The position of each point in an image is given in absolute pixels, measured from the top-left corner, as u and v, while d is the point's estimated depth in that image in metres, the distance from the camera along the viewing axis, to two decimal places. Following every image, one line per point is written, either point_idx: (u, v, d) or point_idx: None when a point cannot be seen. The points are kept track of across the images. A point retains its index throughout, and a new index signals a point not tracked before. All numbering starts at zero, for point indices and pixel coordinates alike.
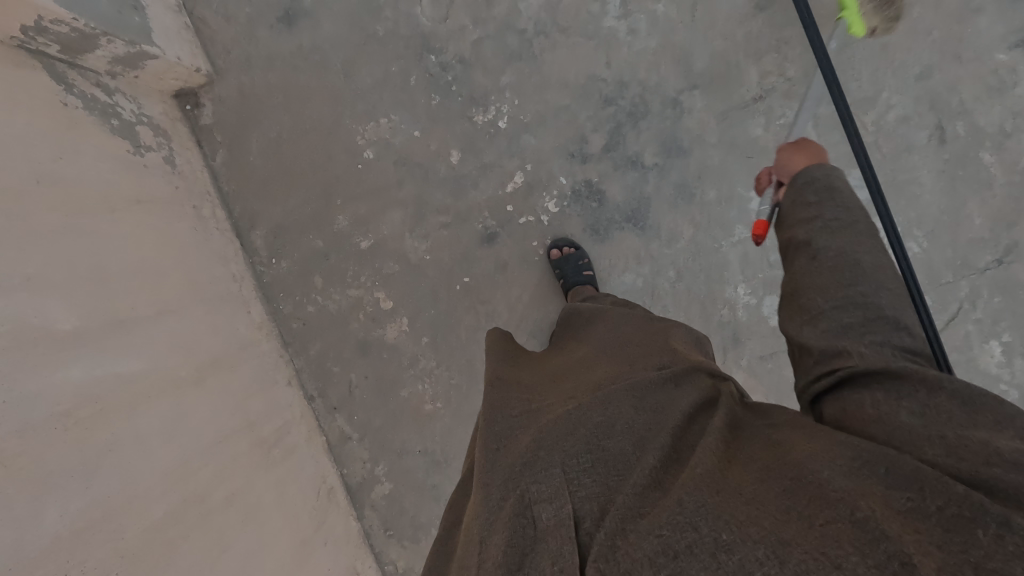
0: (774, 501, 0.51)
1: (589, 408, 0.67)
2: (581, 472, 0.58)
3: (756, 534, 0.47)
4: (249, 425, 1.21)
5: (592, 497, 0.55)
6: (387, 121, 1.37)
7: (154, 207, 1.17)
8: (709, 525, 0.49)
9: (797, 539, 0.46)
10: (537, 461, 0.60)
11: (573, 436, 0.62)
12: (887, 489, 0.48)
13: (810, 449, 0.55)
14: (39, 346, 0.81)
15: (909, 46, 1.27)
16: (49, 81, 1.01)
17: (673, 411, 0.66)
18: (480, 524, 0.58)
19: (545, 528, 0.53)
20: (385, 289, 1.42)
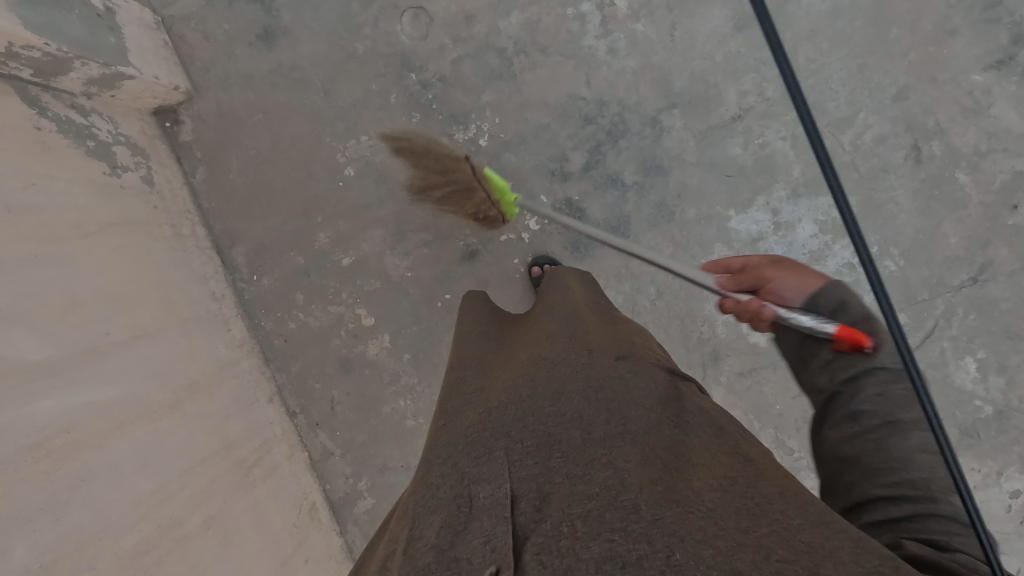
0: (733, 522, 0.48)
1: (541, 398, 0.68)
2: (524, 459, 0.59)
3: (711, 557, 0.43)
4: (227, 447, 1.21)
5: (530, 481, 0.56)
6: (367, 138, 1.37)
7: (130, 229, 1.16)
8: (662, 539, 0.46)
9: (748, 568, 0.42)
10: (480, 448, 0.62)
11: (520, 424, 0.64)
12: (854, 549, 0.45)
13: (769, 484, 0.53)
14: (5, 379, 0.81)
15: (885, 66, 1.28)
16: (20, 106, 1.00)
17: (630, 405, 0.66)
18: (417, 501, 0.59)
19: (481, 508, 0.54)
20: (366, 306, 1.42)
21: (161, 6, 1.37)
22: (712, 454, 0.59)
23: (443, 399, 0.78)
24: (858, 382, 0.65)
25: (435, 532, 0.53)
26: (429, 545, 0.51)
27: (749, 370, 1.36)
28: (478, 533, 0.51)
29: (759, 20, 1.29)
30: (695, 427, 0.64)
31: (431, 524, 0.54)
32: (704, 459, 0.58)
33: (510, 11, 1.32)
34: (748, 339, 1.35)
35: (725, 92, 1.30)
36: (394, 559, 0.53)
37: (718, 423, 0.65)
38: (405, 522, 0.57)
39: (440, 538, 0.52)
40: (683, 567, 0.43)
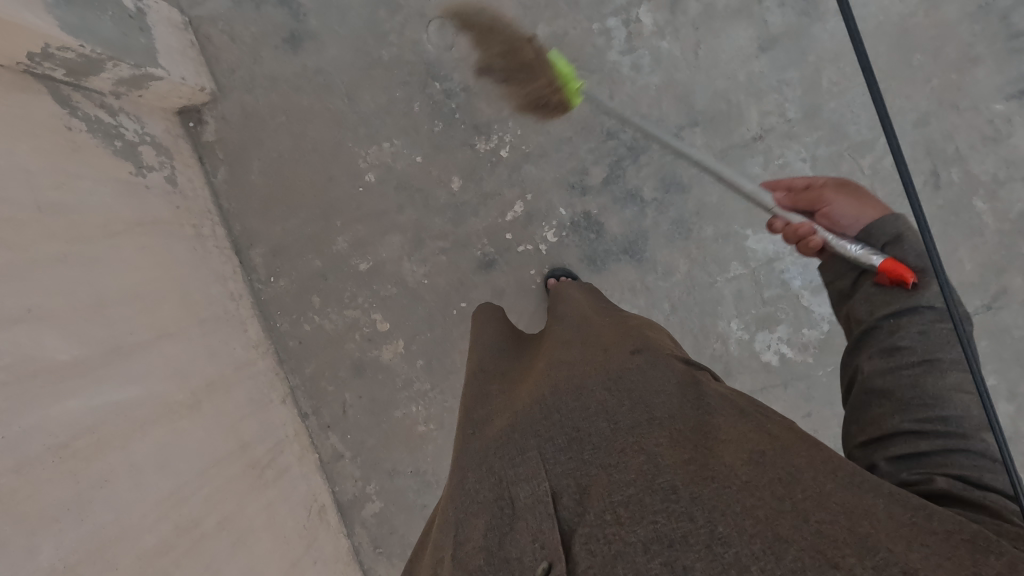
0: (769, 491, 0.50)
1: (561, 394, 0.69)
2: (558, 454, 0.61)
3: (753, 527, 0.47)
4: (242, 447, 1.22)
5: (567, 475, 0.58)
6: (389, 145, 1.38)
7: (153, 229, 1.17)
8: (704, 515, 0.49)
9: (789, 534, 0.46)
10: (512, 449, 0.64)
11: (547, 421, 0.66)
12: (889, 504, 0.48)
13: (797, 449, 0.55)
14: (34, 379, 0.82)
15: (907, 92, 1.28)
16: (52, 105, 1.01)
17: (649, 390, 0.67)
18: (456, 506, 0.63)
19: (524, 508, 0.57)
20: (382, 311, 1.43)
21: (188, 6, 1.37)
22: (738, 424, 0.60)
23: (463, 405, 0.80)
24: (898, 322, 0.65)
25: (484, 533, 0.57)
26: (478, 548, 0.56)
27: (760, 389, 1.37)
28: (526, 532, 0.55)
29: (784, 42, 1.29)
30: (715, 401, 0.64)
31: (476, 527, 0.58)
32: (733, 434, 0.58)
33: (536, 23, 1.33)
34: (761, 358, 1.36)
35: (747, 112, 1.31)
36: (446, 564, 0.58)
37: (736, 401, 0.66)
38: (449, 528, 0.61)
39: (491, 540, 0.56)
40: (729, 539, 0.47)
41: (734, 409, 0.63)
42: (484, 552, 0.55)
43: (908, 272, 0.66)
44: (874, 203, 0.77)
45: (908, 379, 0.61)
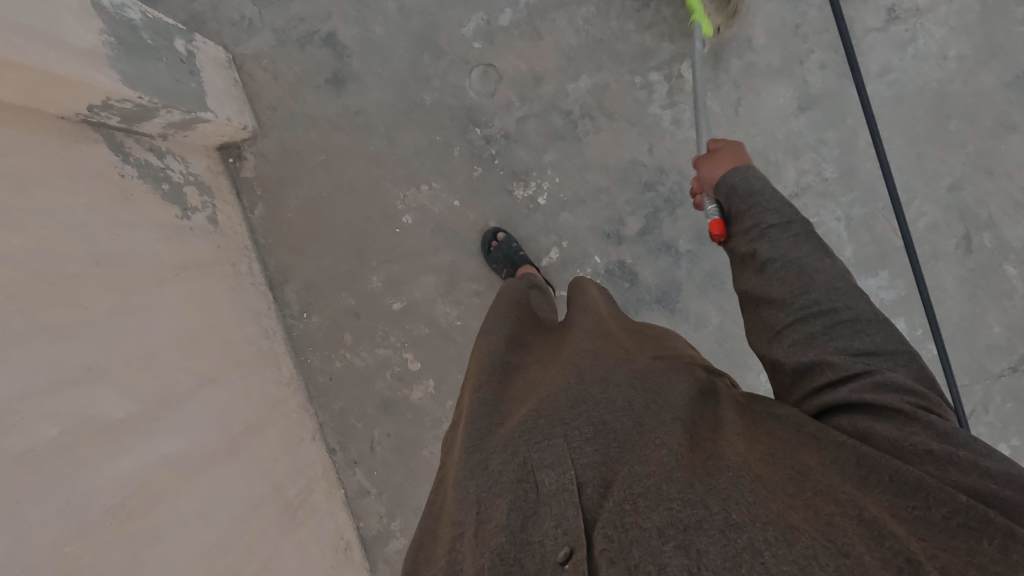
0: (782, 488, 0.52)
1: (587, 385, 0.68)
2: (584, 445, 0.58)
3: (766, 516, 0.47)
4: (276, 489, 1.22)
5: (594, 466, 0.56)
6: (428, 188, 1.39)
7: (197, 271, 1.17)
8: (719, 502, 0.49)
9: (804, 527, 0.46)
10: (538, 433, 0.61)
11: (574, 410, 0.63)
12: (894, 498, 0.49)
13: (807, 454, 0.57)
14: (92, 442, 0.82)
15: (943, 156, 1.30)
16: (107, 153, 1.02)
17: (673, 394, 0.67)
18: (476, 487, 0.59)
19: (548, 494, 0.53)
20: (414, 350, 1.44)
21: (232, 43, 1.37)
22: (749, 432, 0.63)
23: (479, 389, 0.76)
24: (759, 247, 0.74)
25: (504, 513, 0.53)
26: (499, 526, 0.52)
27: None
28: (549, 518, 0.51)
29: (823, 103, 1.31)
30: (727, 409, 0.67)
31: (496, 508, 0.55)
32: (744, 436, 0.61)
33: (579, 74, 1.33)
34: None
35: (784, 170, 1.32)
36: (463, 543, 0.54)
37: (750, 410, 0.68)
38: (469, 505, 0.57)
39: (510, 523, 0.52)
40: (742, 525, 0.46)
41: (746, 411, 0.68)
42: (500, 534, 0.51)
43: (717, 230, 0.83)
44: (731, 158, 0.88)
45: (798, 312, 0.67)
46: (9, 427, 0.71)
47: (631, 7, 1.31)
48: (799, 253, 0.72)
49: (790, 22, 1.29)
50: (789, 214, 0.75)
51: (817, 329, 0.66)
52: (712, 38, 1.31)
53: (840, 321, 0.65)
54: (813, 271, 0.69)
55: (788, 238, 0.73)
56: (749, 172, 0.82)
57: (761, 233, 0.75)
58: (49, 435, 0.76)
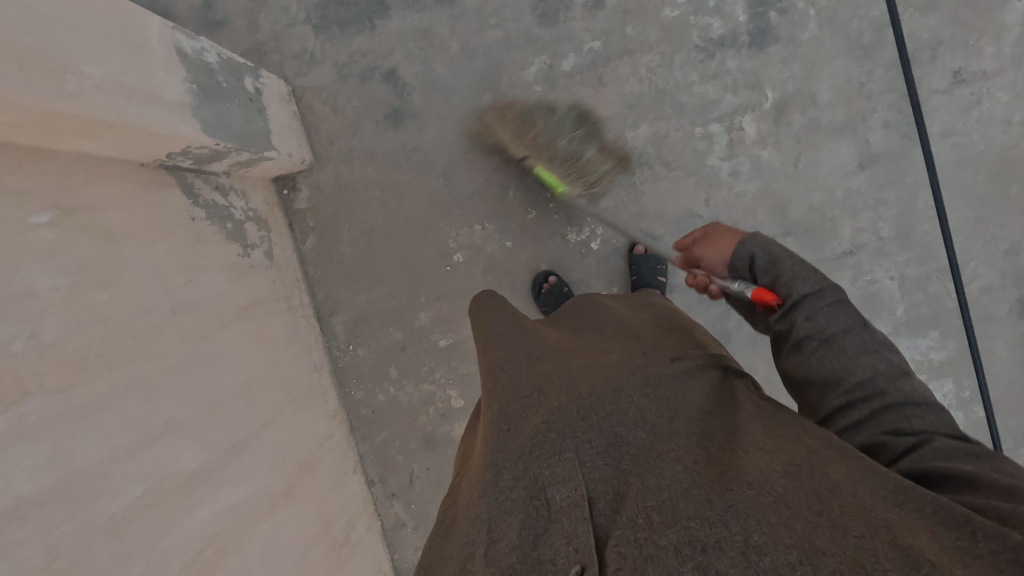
0: (806, 504, 0.50)
1: (599, 395, 0.66)
2: (596, 459, 0.58)
3: (790, 538, 0.46)
4: (325, 527, 1.23)
5: (604, 481, 0.56)
6: (481, 228, 1.39)
7: (257, 310, 1.18)
8: (739, 524, 0.48)
9: (830, 548, 0.44)
10: (549, 445, 0.59)
11: (586, 421, 0.62)
12: (933, 526, 0.47)
13: (828, 462, 0.56)
14: (170, 497, 0.83)
15: (1002, 221, 1.29)
16: (180, 197, 1.02)
17: (690, 409, 0.66)
18: (487, 502, 0.57)
19: (561, 511, 0.53)
20: (458, 387, 1.44)
21: (293, 75, 1.37)
22: (771, 439, 0.61)
23: (497, 385, 0.70)
24: (791, 317, 0.72)
25: (517, 532, 0.53)
26: (511, 547, 0.52)
27: None
28: (562, 535, 0.52)
29: (884, 161, 1.30)
30: (751, 416, 0.66)
31: (509, 523, 0.55)
32: (767, 442, 0.60)
33: (639, 122, 1.33)
34: None
35: (841, 227, 1.32)
36: (474, 561, 0.54)
37: (775, 416, 0.67)
38: (479, 520, 0.57)
39: (523, 539, 0.53)
40: (764, 549, 0.45)
41: (770, 419, 0.66)
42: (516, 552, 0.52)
43: (770, 296, 0.74)
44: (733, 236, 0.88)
45: (830, 368, 0.67)
46: (101, 492, 0.72)
47: (695, 57, 1.30)
48: (840, 330, 0.68)
49: (856, 79, 1.28)
50: (818, 284, 0.71)
51: (863, 415, 0.64)
52: (775, 92, 1.30)
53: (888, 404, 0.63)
54: (856, 352, 0.67)
55: (817, 316, 0.69)
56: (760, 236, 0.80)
57: (794, 307, 0.71)
58: (134, 496, 0.76)
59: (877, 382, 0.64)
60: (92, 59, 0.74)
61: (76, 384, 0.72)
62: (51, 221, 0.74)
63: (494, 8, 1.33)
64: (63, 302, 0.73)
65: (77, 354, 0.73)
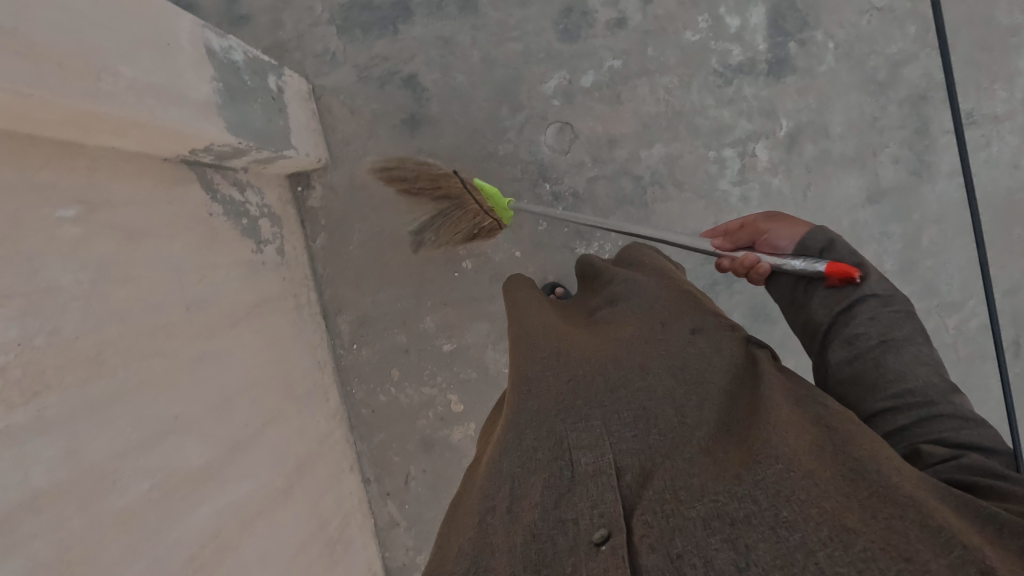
0: (831, 483, 0.50)
1: (626, 370, 0.69)
2: (622, 430, 0.60)
3: (819, 516, 0.46)
4: (321, 525, 1.24)
5: (631, 454, 0.57)
6: (491, 237, 1.40)
7: (266, 308, 1.19)
8: (769, 498, 0.48)
9: (859, 527, 0.45)
10: (574, 413, 0.63)
11: (613, 394, 0.65)
12: (959, 513, 0.48)
13: (853, 442, 0.55)
14: (176, 493, 0.84)
15: (1003, 261, 1.32)
16: (199, 193, 1.03)
17: (714, 392, 0.66)
18: (511, 462, 0.59)
19: (586, 475, 0.55)
20: (459, 393, 1.46)
21: (314, 75, 1.38)
22: (795, 416, 0.60)
23: (524, 363, 0.73)
24: (851, 313, 0.70)
25: (540, 492, 0.55)
26: (534, 505, 0.54)
27: None
28: (586, 498, 0.53)
29: (892, 196, 1.32)
30: (776, 391, 0.64)
31: (533, 483, 0.56)
32: (793, 417, 0.59)
33: (653, 142, 1.34)
34: None
35: None
36: (495, 515, 0.55)
37: (797, 390, 0.65)
38: (504, 479, 0.58)
39: (546, 500, 0.54)
40: (794, 524, 0.46)
41: (791, 394, 0.64)
42: (539, 510, 0.53)
43: (852, 270, 0.70)
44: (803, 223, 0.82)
45: (875, 363, 0.66)
46: (113, 486, 0.73)
47: (713, 82, 1.32)
48: (891, 330, 0.67)
49: (869, 114, 1.30)
50: (891, 291, 0.71)
51: (910, 417, 0.63)
52: (789, 121, 1.32)
53: (937, 416, 0.62)
54: (911, 360, 0.65)
55: (880, 318, 0.68)
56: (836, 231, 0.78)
57: (858, 300, 0.70)
58: (143, 490, 0.78)
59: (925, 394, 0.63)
60: (126, 60, 0.75)
61: (93, 379, 0.73)
62: (76, 216, 0.76)
63: (517, 21, 1.34)
64: (84, 296, 0.74)
65: (94, 346, 0.74)
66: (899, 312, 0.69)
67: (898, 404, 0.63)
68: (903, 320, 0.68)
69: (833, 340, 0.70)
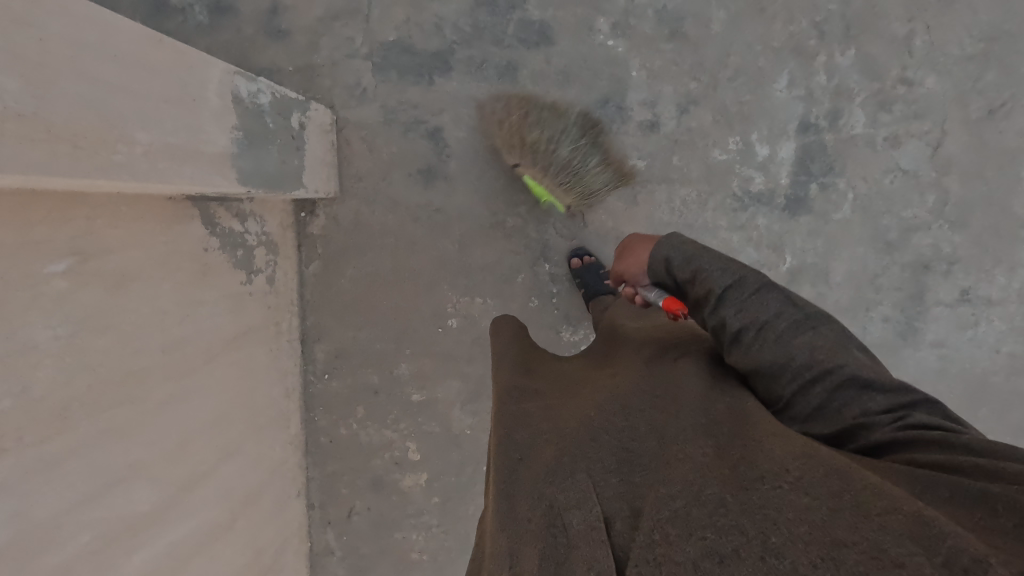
0: (824, 491, 0.46)
1: (608, 416, 0.63)
2: (607, 477, 0.54)
3: (809, 533, 0.43)
4: (257, 555, 1.26)
5: (620, 497, 0.52)
6: (481, 302, 1.41)
7: (245, 340, 1.19)
8: (757, 527, 0.44)
9: (850, 537, 0.41)
10: (560, 472, 0.56)
11: (597, 442, 0.59)
12: (953, 509, 0.45)
13: (842, 459, 0.50)
14: (118, 541, 0.84)
15: None
16: (198, 229, 1.03)
17: (699, 414, 0.59)
18: (508, 535, 0.53)
19: (577, 535, 0.49)
20: (418, 443, 1.47)
21: (340, 105, 1.36)
22: (783, 434, 0.55)
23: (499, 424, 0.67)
24: (720, 310, 0.66)
25: (535, 566, 0.48)
26: None
27: None
28: (580, 561, 0.47)
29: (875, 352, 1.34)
30: (763, 421, 0.58)
31: (529, 558, 0.49)
32: (781, 435, 0.55)
33: None
34: None
35: None
36: None
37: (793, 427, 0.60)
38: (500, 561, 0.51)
39: (543, 573, 0.47)
40: (784, 552, 0.42)
41: (782, 425, 0.59)
42: None
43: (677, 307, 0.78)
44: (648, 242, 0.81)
45: (766, 355, 0.62)
46: (52, 542, 0.74)
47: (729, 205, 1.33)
48: (778, 319, 0.63)
49: (870, 270, 1.32)
50: (738, 270, 0.67)
51: (820, 399, 0.59)
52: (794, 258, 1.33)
53: (839, 385, 0.59)
54: (791, 333, 0.62)
55: (745, 306, 0.65)
56: (681, 240, 0.74)
57: (721, 298, 0.67)
58: (83, 544, 0.78)
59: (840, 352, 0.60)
60: (146, 123, 0.73)
61: (53, 436, 0.73)
62: (67, 269, 0.76)
63: (553, 100, 1.33)
64: (59, 353, 0.74)
65: (61, 404, 0.75)
66: (783, 296, 0.65)
67: (807, 384, 0.60)
68: (765, 293, 0.65)
69: (724, 338, 0.66)
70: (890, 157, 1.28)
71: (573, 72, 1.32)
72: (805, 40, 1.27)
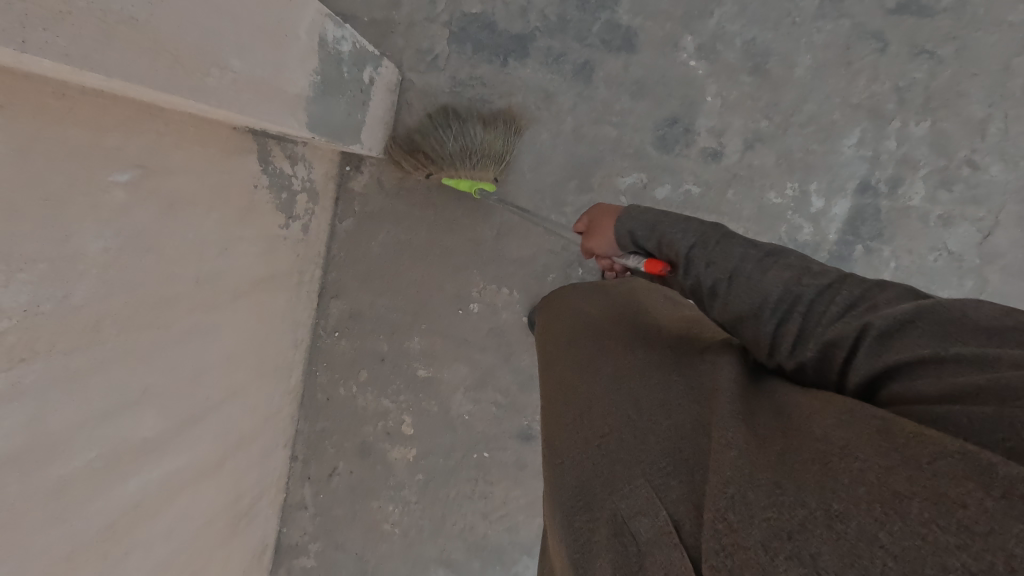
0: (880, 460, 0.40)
1: (651, 416, 0.57)
2: (663, 477, 0.49)
3: (872, 496, 0.37)
4: (235, 498, 1.24)
5: (682, 496, 0.46)
6: (507, 293, 1.40)
7: (270, 284, 1.17)
8: (816, 497, 0.39)
9: (907, 489, 0.36)
10: (618, 483, 0.51)
11: (646, 443, 0.53)
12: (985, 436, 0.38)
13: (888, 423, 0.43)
14: (117, 462, 0.82)
15: None
16: (252, 164, 1.01)
17: (728, 389, 0.54)
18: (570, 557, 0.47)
19: (648, 545, 0.44)
20: (414, 418, 1.46)
21: (408, 68, 1.33)
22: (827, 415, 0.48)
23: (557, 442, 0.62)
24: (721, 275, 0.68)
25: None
26: None
27: None
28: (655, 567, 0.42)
29: None
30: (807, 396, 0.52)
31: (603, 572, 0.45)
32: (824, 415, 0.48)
33: None
34: None
35: None
36: None
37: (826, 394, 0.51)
38: None
39: None
40: (847, 514, 0.37)
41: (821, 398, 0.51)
42: None
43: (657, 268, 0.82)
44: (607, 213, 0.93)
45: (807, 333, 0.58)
46: (60, 453, 0.71)
47: None
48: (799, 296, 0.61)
49: None
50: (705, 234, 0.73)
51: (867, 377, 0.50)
52: None
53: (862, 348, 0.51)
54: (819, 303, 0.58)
55: (749, 270, 0.66)
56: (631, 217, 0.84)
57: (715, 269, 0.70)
58: (86, 460, 0.76)
59: (791, 292, 0.60)
60: (241, 53, 0.71)
61: (82, 346, 0.71)
62: (129, 181, 0.74)
63: (622, 109, 1.31)
64: (104, 265, 0.72)
65: (95, 317, 0.72)
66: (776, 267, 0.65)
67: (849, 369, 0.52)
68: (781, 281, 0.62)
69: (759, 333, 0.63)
70: (940, 236, 1.28)
71: (648, 84, 1.30)
72: (883, 102, 1.27)
